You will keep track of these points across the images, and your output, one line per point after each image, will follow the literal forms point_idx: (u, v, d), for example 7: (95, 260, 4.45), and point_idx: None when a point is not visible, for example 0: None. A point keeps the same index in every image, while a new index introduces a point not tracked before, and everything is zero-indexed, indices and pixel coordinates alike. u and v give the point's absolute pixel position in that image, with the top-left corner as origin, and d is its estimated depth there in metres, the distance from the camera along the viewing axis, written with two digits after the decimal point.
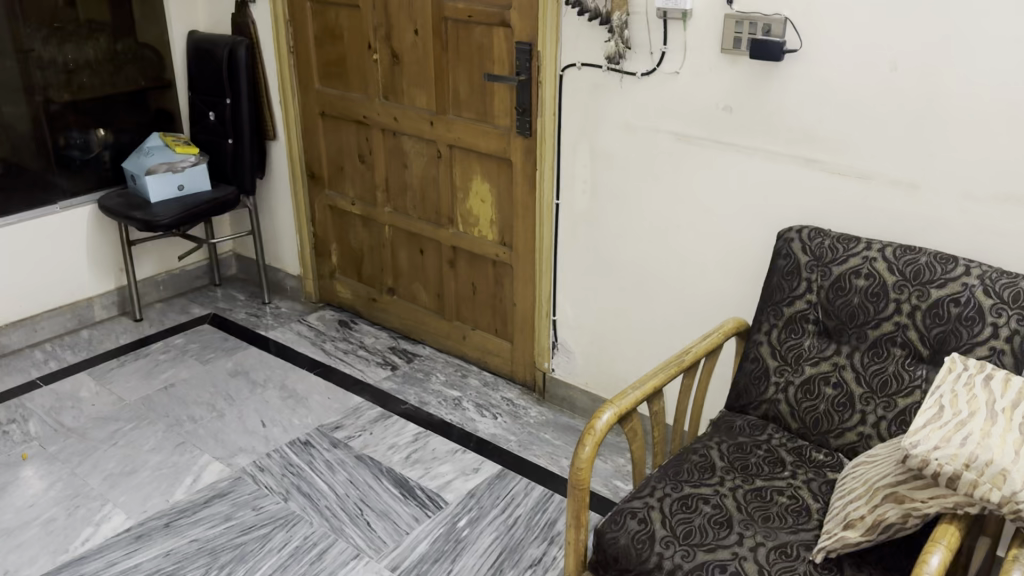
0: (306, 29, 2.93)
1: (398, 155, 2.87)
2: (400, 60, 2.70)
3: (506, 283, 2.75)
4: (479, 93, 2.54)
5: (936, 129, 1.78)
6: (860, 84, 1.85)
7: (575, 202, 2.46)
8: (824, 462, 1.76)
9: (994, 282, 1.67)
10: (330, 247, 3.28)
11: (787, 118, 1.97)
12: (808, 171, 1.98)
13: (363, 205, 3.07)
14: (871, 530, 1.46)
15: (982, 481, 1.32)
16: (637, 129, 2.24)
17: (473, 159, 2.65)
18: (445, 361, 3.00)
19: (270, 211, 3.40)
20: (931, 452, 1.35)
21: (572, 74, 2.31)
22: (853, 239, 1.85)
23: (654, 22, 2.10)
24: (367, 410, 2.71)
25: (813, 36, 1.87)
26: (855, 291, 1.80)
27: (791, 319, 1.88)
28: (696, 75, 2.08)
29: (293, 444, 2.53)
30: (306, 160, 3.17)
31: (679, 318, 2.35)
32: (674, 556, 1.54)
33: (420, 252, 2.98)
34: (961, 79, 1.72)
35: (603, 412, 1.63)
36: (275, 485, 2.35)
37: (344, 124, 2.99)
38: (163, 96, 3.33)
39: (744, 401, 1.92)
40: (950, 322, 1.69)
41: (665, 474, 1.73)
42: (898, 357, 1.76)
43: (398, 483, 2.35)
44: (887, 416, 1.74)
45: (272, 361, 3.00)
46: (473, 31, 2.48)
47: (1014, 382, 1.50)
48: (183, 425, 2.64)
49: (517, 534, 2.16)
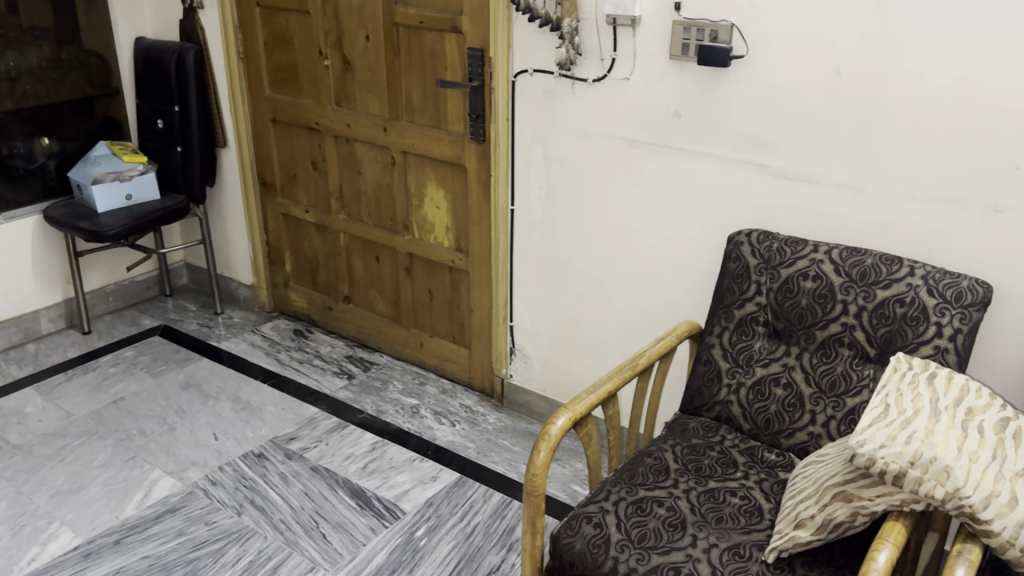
0: (255, 35, 2.89)
1: (351, 162, 2.85)
2: (352, 66, 2.68)
3: (463, 289, 2.74)
4: (432, 99, 2.53)
5: (880, 131, 1.81)
6: (806, 89, 1.87)
7: (529, 207, 2.45)
8: (776, 462, 1.79)
9: (937, 282, 1.71)
10: (284, 255, 3.24)
11: (735, 123, 1.99)
12: (757, 175, 2.01)
13: (317, 213, 3.04)
14: (821, 529, 1.48)
15: (927, 478, 1.34)
16: (589, 134, 2.25)
17: (427, 166, 2.64)
18: (402, 369, 2.98)
19: (221, 219, 3.35)
20: (878, 451, 1.38)
21: (525, 80, 2.31)
22: (801, 242, 1.87)
23: (604, 29, 2.11)
24: (323, 420, 2.67)
25: (759, 43, 1.90)
26: (804, 292, 1.82)
27: (741, 322, 1.90)
28: (646, 81, 2.09)
29: (246, 456, 2.49)
30: (257, 168, 3.13)
31: (634, 321, 2.36)
32: (629, 559, 1.54)
33: (375, 259, 2.95)
34: (903, 84, 1.76)
35: (557, 417, 1.63)
36: (228, 499, 2.31)
37: (296, 131, 2.96)
38: (110, 104, 3.26)
39: (698, 402, 1.94)
40: (896, 322, 1.72)
41: (620, 478, 1.74)
42: (846, 357, 1.79)
43: (355, 493, 2.33)
44: (836, 415, 1.77)
45: (225, 372, 2.95)
46: (424, 37, 2.46)
47: (956, 380, 1.53)
48: (133, 439, 2.58)
49: (475, 542, 2.15)
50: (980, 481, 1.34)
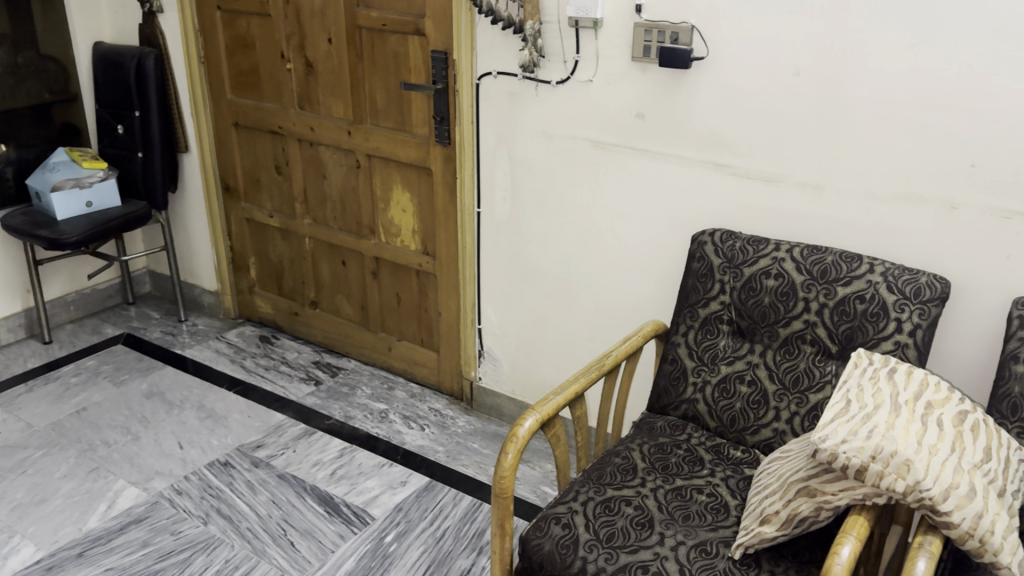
0: (216, 39, 2.86)
1: (316, 165, 2.83)
2: (315, 69, 2.66)
3: (431, 292, 2.73)
4: (396, 101, 2.52)
5: (839, 130, 1.84)
6: (766, 89, 1.89)
7: (495, 209, 2.45)
8: (742, 459, 1.80)
9: (897, 278, 1.73)
10: (248, 261, 3.21)
11: (697, 124, 2.01)
12: (720, 176, 2.03)
13: (282, 218, 3.01)
14: (786, 524, 1.49)
15: (888, 472, 1.36)
16: (553, 136, 2.26)
17: (392, 168, 2.63)
18: (370, 374, 2.96)
19: (184, 226, 3.31)
20: (840, 446, 1.40)
21: (489, 82, 2.31)
22: (763, 241, 1.89)
23: (567, 31, 2.12)
24: (290, 427, 2.65)
25: (719, 44, 1.92)
26: (766, 291, 1.84)
27: (705, 320, 1.92)
28: (609, 83, 2.10)
29: (212, 465, 2.46)
30: (220, 173, 3.10)
31: (601, 321, 2.37)
32: (598, 559, 1.54)
33: (342, 263, 2.93)
34: (861, 83, 1.78)
35: (525, 419, 1.62)
36: (194, 508, 2.28)
37: (258, 135, 2.94)
38: (68, 110, 3.21)
39: (664, 401, 1.95)
40: (856, 318, 1.75)
41: (588, 478, 1.74)
42: (809, 353, 1.81)
43: (323, 500, 2.31)
44: (800, 412, 1.79)
45: (190, 380, 2.91)
46: (388, 39, 2.45)
47: (916, 374, 1.56)
48: (96, 450, 2.54)
49: (445, 546, 2.14)
50: (940, 474, 1.36)
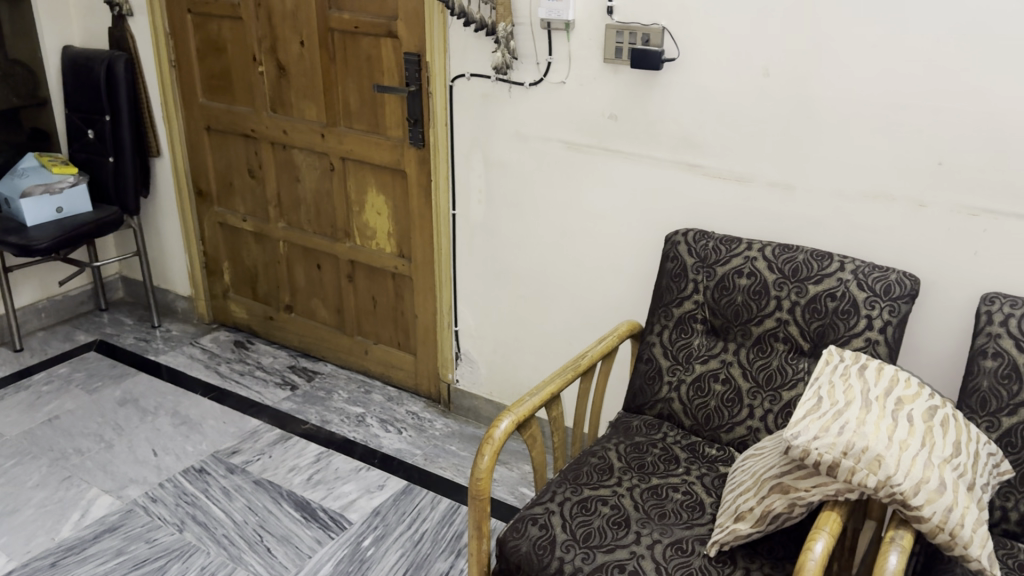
0: (187, 43, 2.83)
1: (289, 169, 2.82)
2: (287, 72, 2.64)
3: (407, 295, 2.73)
4: (369, 104, 2.51)
5: (809, 130, 1.86)
6: (737, 90, 1.91)
7: (469, 211, 2.45)
8: (716, 457, 1.82)
9: (867, 276, 1.75)
10: (222, 266, 3.19)
11: (670, 125, 2.03)
12: (691, 176, 2.04)
13: (255, 221, 2.99)
14: (760, 521, 1.50)
15: (859, 467, 1.37)
16: (527, 137, 2.26)
17: (366, 171, 2.62)
18: (347, 378, 2.95)
19: (157, 231, 3.28)
20: (812, 442, 1.41)
21: (462, 84, 2.31)
22: (735, 240, 1.91)
23: (539, 32, 2.12)
24: (266, 432, 2.63)
25: (690, 46, 1.93)
26: (739, 290, 1.86)
27: (680, 320, 1.93)
28: (582, 85, 2.11)
29: (187, 472, 2.44)
30: (192, 177, 3.07)
31: (577, 322, 2.38)
32: (575, 559, 1.54)
33: (317, 267, 2.92)
34: (829, 84, 1.80)
35: (500, 420, 1.62)
36: (169, 516, 2.26)
37: (231, 138, 2.92)
38: (38, 115, 3.17)
39: (640, 401, 1.96)
40: (828, 316, 1.77)
41: (565, 478, 1.75)
42: (782, 351, 1.83)
43: (300, 505, 2.29)
44: (773, 409, 1.81)
45: (164, 387, 2.89)
46: (360, 42, 2.44)
47: (886, 370, 1.57)
48: (69, 458, 2.51)
49: (423, 549, 2.13)
50: (911, 469, 1.38)
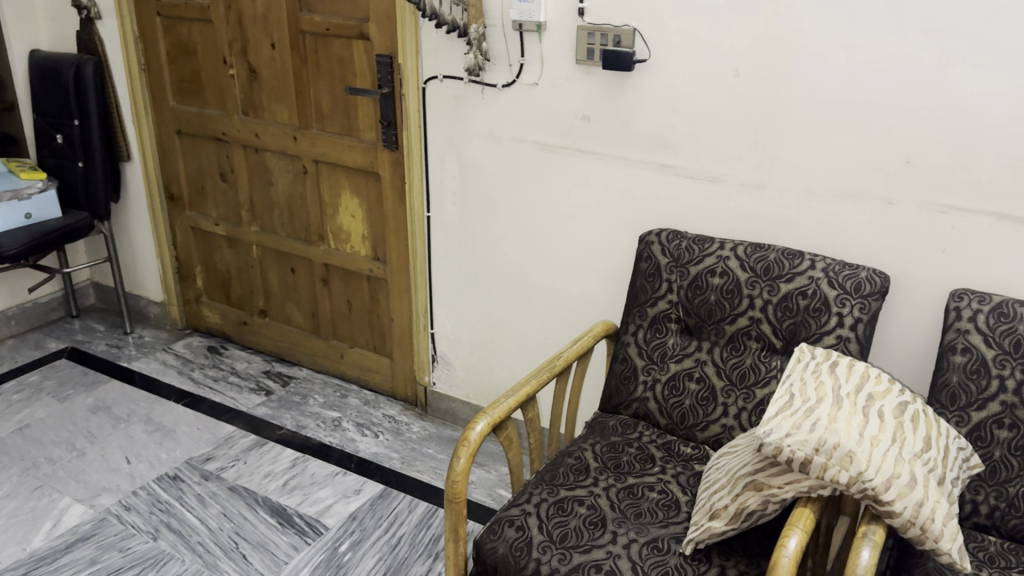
0: (156, 46, 2.80)
1: (261, 172, 2.80)
2: (258, 75, 2.63)
3: (382, 298, 2.72)
4: (342, 106, 2.50)
5: (779, 130, 1.87)
6: (707, 91, 1.92)
7: (444, 212, 2.45)
8: (691, 455, 1.83)
9: (838, 274, 1.77)
10: (194, 271, 3.16)
11: (642, 126, 2.03)
12: (664, 176, 2.05)
13: (227, 226, 2.97)
14: (734, 518, 1.51)
15: (831, 464, 1.38)
16: (501, 139, 2.26)
17: (339, 174, 2.61)
18: (323, 382, 2.93)
19: (128, 236, 3.25)
20: (784, 439, 1.43)
21: (435, 86, 2.31)
22: (708, 240, 1.92)
23: (510, 34, 2.12)
24: (241, 438, 2.61)
25: (661, 47, 1.94)
26: (712, 289, 1.87)
27: (654, 320, 1.94)
28: (554, 86, 2.11)
29: (161, 479, 2.41)
30: (163, 181, 3.04)
31: (553, 323, 2.38)
32: (552, 560, 1.54)
33: (291, 271, 2.90)
34: (798, 84, 1.82)
35: (476, 423, 1.62)
36: (143, 524, 2.23)
37: (202, 142, 2.89)
38: (5, 120, 3.12)
39: (616, 400, 1.97)
40: (799, 314, 1.78)
41: (542, 479, 1.75)
42: (755, 350, 1.84)
43: (275, 511, 2.28)
44: (747, 407, 1.82)
45: (137, 394, 2.85)
46: (332, 44, 2.43)
47: (857, 367, 1.59)
48: (40, 468, 2.47)
49: (401, 553, 2.13)
50: (881, 465, 1.39)
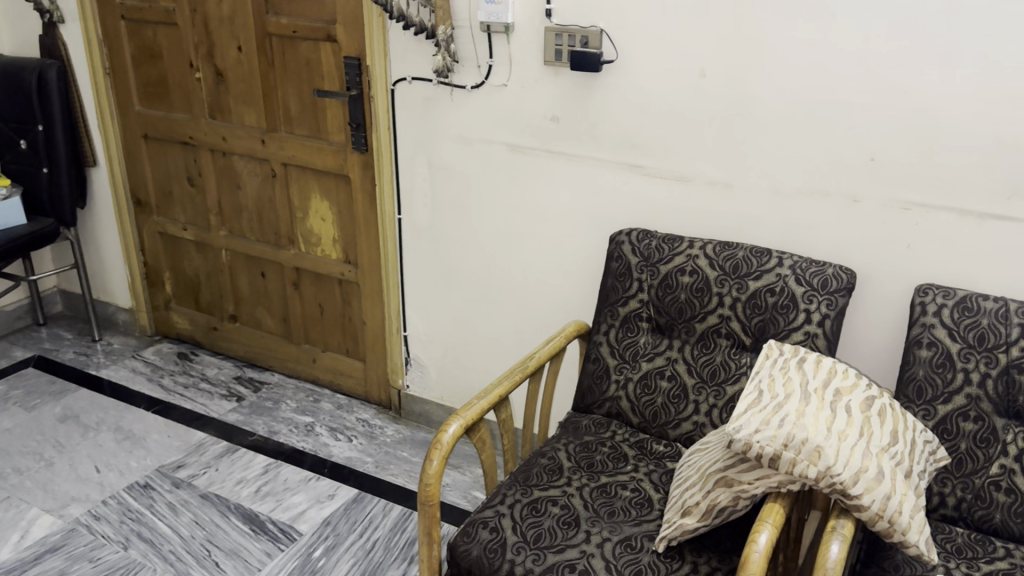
0: (121, 49, 2.77)
1: (229, 176, 2.77)
2: (225, 78, 2.60)
3: (354, 301, 2.70)
4: (310, 108, 2.48)
5: (745, 130, 1.89)
6: (674, 91, 1.94)
7: (415, 214, 2.44)
8: (664, 453, 1.84)
9: (805, 271, 1.79)
10: (163, 276, 3.13)
11: (611, 126, 2.04)
12: (633, 176, 2.06)
13: (195, 230, 2.94)
14: (706, 515, 1.52)
15: (800, 459, 1.40)
16: (470, 140, 2.26)
17: (308, 177, 2.59)
18: (295, 387, 2.91)
19: (95, 242, 3.20)
20: (753, 436, 1.44)
21: (403, 88, 2.30)
22: (677, 239, 1.93)
23: (479, 36, 2.12)
24: (212, 445, 2.59)
25: (628, 48, 1.95)
26: (682, 288, 1.88)
27: (626, 319, 1.94)
28: (523, 87, 2.12)
29: (131, 488, 2.38)
30: (130, 187, 3.01)
31: (526, 323, 2.39)
32: (525, 561, 1.55)
33: (261, 275, 2.88)
34: (764, 84, 1.84)
35: (449, 425, 1.62)
36: (113, 533, 2.20)
37: (169, 147, 2.86)
38: None
39: (589, 400, 1.98)
40: (768, 311, 1.80)
41: (515, 480, 1.75)
42: (724, 347, 1.86)
43: (248, 518, 2.26)
44: (718, 404, 1.84)
45: (106, 402, 2.81)
46: (299, 46, 2.42)
47: (824, 363, 1.61)
48: (7, 479, 2.43)
49: (375, 558, 2.12)
50: (849, 459, 1.41)
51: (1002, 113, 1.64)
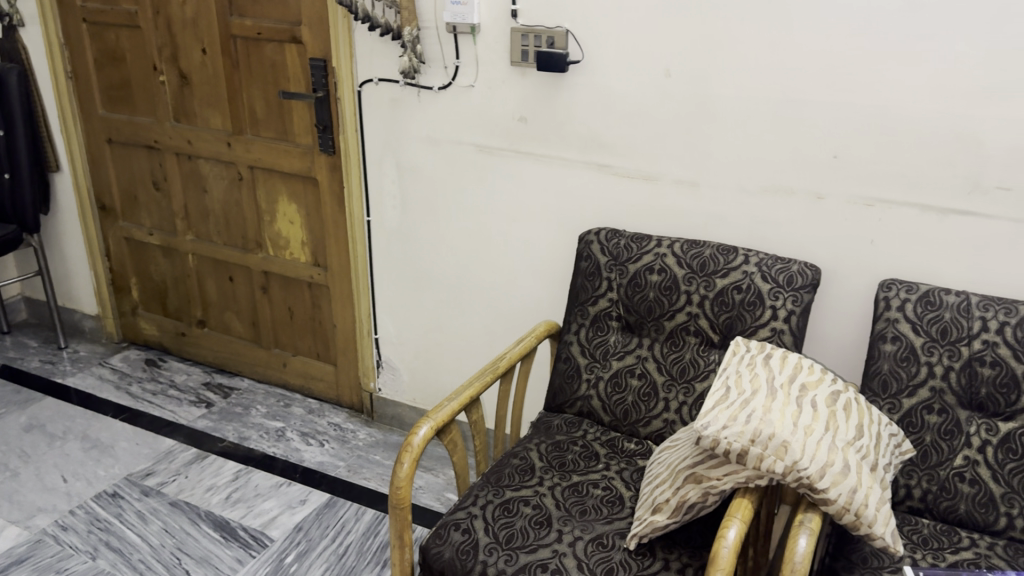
0: (83, 53, 2.73)
1: (195, 179, 2.75)
2: (189, 81, 2.58)
3: (324, 304, 2.69)
4: (276, 111, 2.46)
5: (710, 129, 1.91)
6: (641, 91, 1.95)
7: (384, 216, 2.43)
8: (635, 451, 1.85)
9: (770, 268, 1.81)
10: (129, 282, 3.09)
11: (578, 126, 2.05)
12: (601, 176, 2.07)
13: (162, 235, 2.91)
14: (676, 512, 1.53)
15: (767, 454, 1.41)
16: (439, 142, 2.25)
17: (275, 180, 2.57)
18: (266, 392, 2.89)
19: (59, 249, 3.16)
20: (721, 432, 1.45)
21: (370, 89, 2.29)
22: (645, 238, 1.94)
23: (445, 37, 2.12)
24: (181, 452, 2.56)
25: (594, 48, 1.96)
26: (650, 286, 1.89)
27: (596, 318, 1.95)
28: (490, 88, 2.12)
29: (99, 497, 2.35)
30: (95, 192, 2.97)
31: (497, 324, 2.39)
32: (498, 562, 1.54)
33: (228, 280, 2.85)
34: (728, 83, 1.85)
35: (419, 427, 1.61)
36: (81, 543, 2.17)
37: (134, 151, 2.83)
38: None
39: (560, 399, 1.99)
40: (735, 308, 1.81)
41: (487, 481, 1.75)
42: (693, 344, 1.87)
43: (219, 525, 2.24)
44: (687, 401, 1.86)
45: (73, 410, 2.77)
46: (264, 48, 2.40)
47: (790, 358, 1.63)
48: None
49: (348, 562, 2.11)
50: (815, 454, 1.42)
51: (961, 109, 1.67)
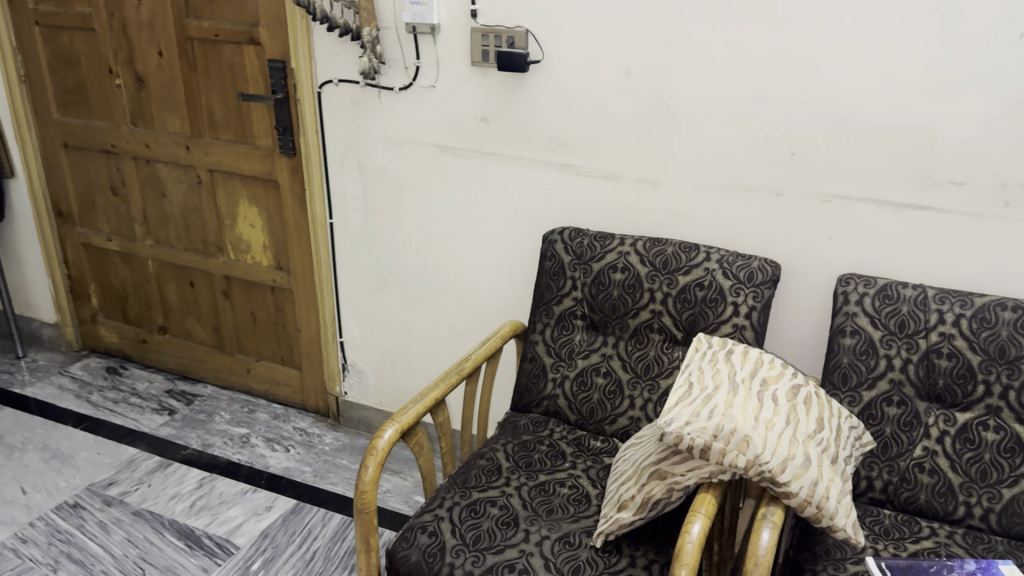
0: (36, 57, 2.68)
1: (154, 184, 2.71)
2: (146, 84, 2.54)
3: (288, 308, 2.66)
4: (235, 113, 2.44)
5: (670, 127, 1.92)
6: (601, 90, 1.95)
7: (347, 218, 2.42)
8: (601, 448, 1.86)
9: (732, 265, 1.82)
10: (88, 288, 3.04)
11: (540, 126, 2.05)
12: (564, 175, 2.08)
13: (121, 241, 2.87)
14: (641, 508, 1.54)
15: (729, 449, 1.42)
16: (401, 143, 2.24)
17: (236, 183, 2.54)
18: (230, 398, 2.86)
19: (15, 256, 3.10)
20: (684, 428, 1.46)
21: (330, 91, 2.28)
22: (609, 237, 1.94)
23: (405, 38, 2.11)
24: (144, 460, 2.52)
25: (553, 48, 1.96)
26: (614, 285, 1.90)
27: (560, 317, 1.95)
28: (451, 89, 2.11)
29: (60, 508, 2.31)
30: (50, 198, 2.91)
31: (462, 324, 2.39)
32: (465, 563, 1.54)
33: (189, 285, 2.82)
34: (687, 81, 1.87)
35: (384, 430, 1.60)
36: (41, 556, 2.13)
37: (90, 155, 2.78)
38: None
39: (526, 399, 1.99)
40: (697, 305, 1.83)
41: (454, 483, 1.74)
42: (657, 341, 1.89)
43: (183, 534, 2.21)
44: (652, 398, 1.87)
45: (32, 421, 2.72)
46: (222, 50, 2.37)
47: (751, 354, 1.64)
48: None
49: (316, 568, 2.09)
50: (776, 447, 1.44)
51: (915, 106, 1.69)
